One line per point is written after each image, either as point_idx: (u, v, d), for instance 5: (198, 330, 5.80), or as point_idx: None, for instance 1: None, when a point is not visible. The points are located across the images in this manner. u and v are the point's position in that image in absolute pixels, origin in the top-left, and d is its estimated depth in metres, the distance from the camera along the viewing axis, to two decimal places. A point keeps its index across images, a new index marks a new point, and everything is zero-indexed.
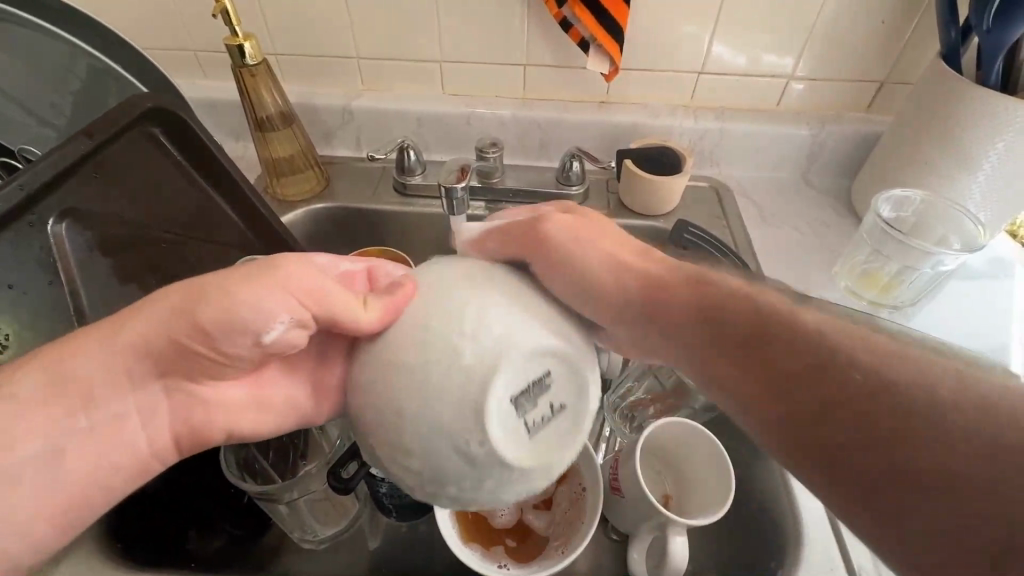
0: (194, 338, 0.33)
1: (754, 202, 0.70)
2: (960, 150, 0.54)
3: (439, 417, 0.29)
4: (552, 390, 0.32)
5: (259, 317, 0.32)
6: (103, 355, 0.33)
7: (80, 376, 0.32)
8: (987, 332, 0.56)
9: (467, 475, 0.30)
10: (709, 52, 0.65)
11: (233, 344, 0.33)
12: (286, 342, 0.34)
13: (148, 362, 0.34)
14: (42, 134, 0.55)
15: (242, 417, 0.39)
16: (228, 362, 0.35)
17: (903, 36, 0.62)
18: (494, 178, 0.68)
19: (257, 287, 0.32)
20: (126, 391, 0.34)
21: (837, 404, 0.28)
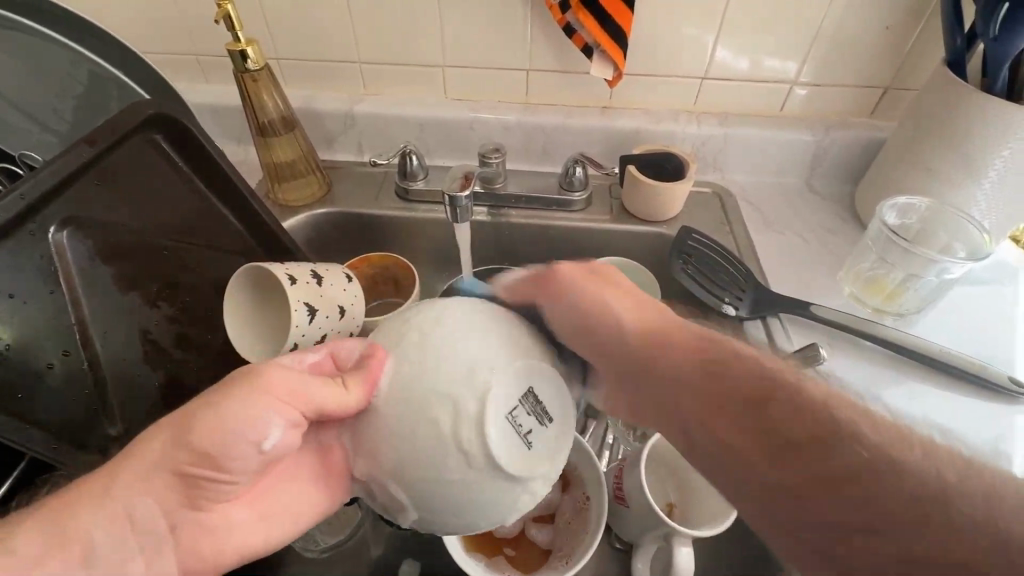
0: (195, 463, 0.32)
1: (757, 208, 0.70)
2: (965, 158, 0.54)
3: (479, 345, 0.32)
4: (544, 432, 0.33)
5: (255, 428, 0.32)
6: (103, 503, 0.31)
7: (82, 527, 0.30)
8: (991, 339, 0.56)
9: (448, 393, 0.30)
10: (712, 56, 0.65)
11: (232, 459, 0.33)
12: (285, 445, 0.34)
13: (155, 498, 0.32)
14: (43, 141, 0.55)
15: (253, 533, 0.37)
16: (230, 481, 0.34)
17: (907, 41, 0.62)
18: (497, 184, 0.68)
19: (243, 406, 0.33)
20: (133, 530, 0.32)
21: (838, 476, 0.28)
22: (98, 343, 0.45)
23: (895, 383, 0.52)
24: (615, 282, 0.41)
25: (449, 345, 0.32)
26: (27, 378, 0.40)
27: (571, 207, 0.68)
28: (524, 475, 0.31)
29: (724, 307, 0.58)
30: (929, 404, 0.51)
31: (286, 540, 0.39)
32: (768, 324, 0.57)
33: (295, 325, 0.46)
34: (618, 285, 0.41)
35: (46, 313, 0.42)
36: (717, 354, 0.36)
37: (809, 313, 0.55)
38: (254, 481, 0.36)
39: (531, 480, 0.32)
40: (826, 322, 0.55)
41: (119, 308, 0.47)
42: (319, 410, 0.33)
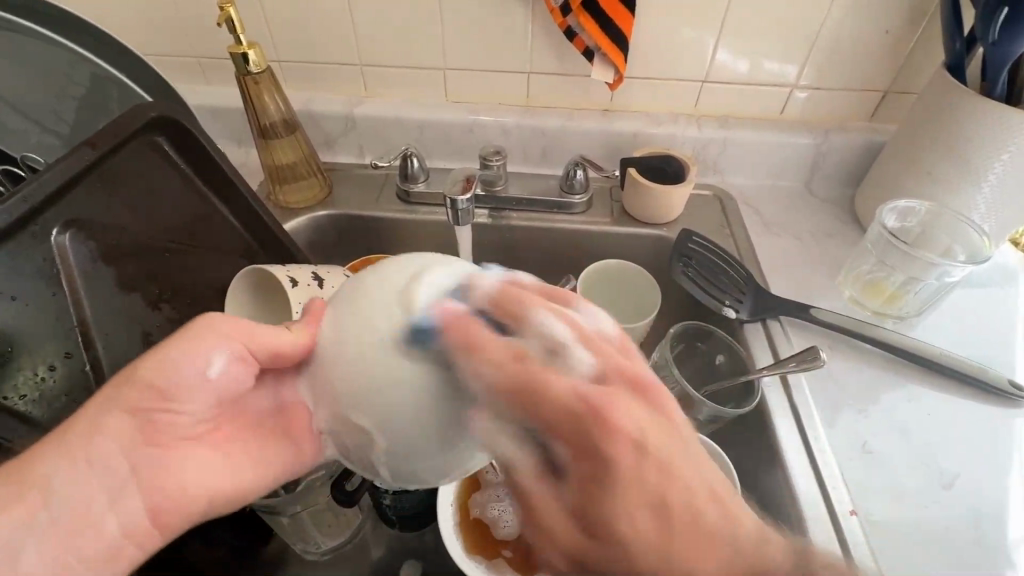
0: (142, 397, 0.35)
1: (757, 211, 0.70)
2: (965, 161, 0.54)
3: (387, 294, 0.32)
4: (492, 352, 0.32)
5: (197, 360, 0.37)
6: (60, 446, 0.33)
7: (42, 468, 0.32)
8: (990, 342, 0.56)
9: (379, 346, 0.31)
10: (712, 59, 0.65)
11: (182, 390, 0.36)
12: (229, 376, 0.38)
13: (113, 440, 0.34)
14: (46, 143, 0.56)
15: (216, 473, 0.38)
16: (183, 413, 0.36)
17: (907, 45, 0.62)
18: (498, 186, 0.68)
19: (187, 341, 0.37)
20: (91, 474, 0.33)
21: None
22: (100, 347, 0.44)
23: (896, 386, 0.53)
24: (548, 382, 0.29)
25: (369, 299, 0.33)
26: (27, 379, 0.40)
27: (571, 210, 0.68)
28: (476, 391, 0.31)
29: (724, 308, 0.58)
30: (929, 406, 0.51)
31: (255, 489, 0.40)
32: (768, 326, 0.57)
33: None
34: (545, 387, 0.29)
35: (47, 314, 0.42)
36: (656, 524, 0.29)
37: (809, 315, 0.55)
38: (210, 422, 0.39)
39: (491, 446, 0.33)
40: (825, 324, 0.55)
41: (121, 310, 0.46)
42: (264, 348, 0.37)
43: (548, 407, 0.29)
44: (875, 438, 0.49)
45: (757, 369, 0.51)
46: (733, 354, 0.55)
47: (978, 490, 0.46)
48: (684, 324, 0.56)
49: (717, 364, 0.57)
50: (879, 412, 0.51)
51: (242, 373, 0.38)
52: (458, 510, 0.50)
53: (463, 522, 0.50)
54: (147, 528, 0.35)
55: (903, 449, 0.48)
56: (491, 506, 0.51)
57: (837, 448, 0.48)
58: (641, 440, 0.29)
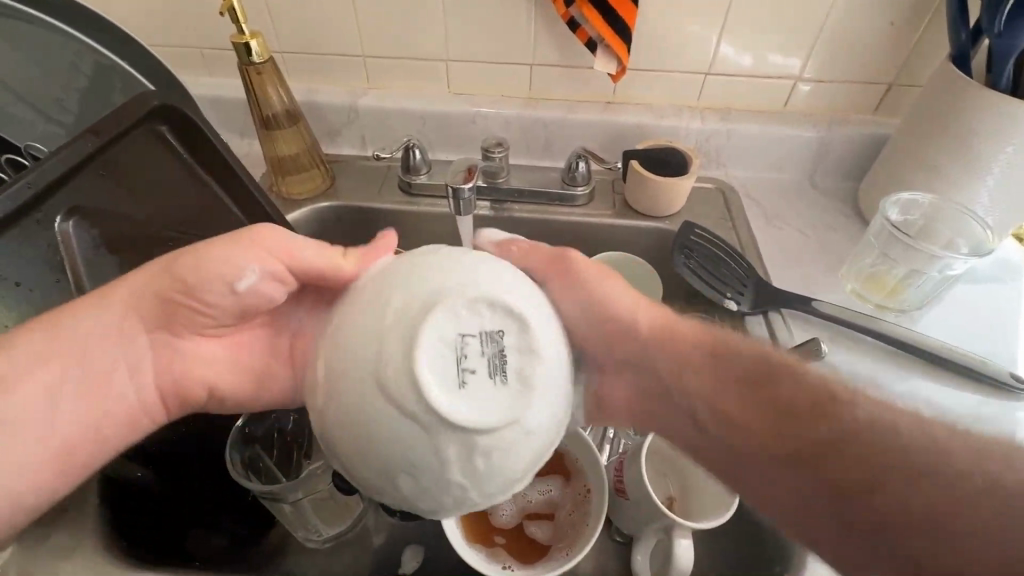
0: (176, 290, 0.37)
1: (760, 205, 0.70)
2: (967, 154, 0.54)
3: (414, 291, 0.31)
4: (488, 383, 0.30)
5: (235, 268, 0.37)
6: (95, 317, 0.36)
7: (81, 328, 0.35)
8: (992, 336, 0.56)
9: (378, 343, 0.30)
10: (716, 52, 0.65)
11: (207, 296, 0.38)
12: (258, 292, 0.38)
13: (139, 317, 0.38)
14: (48, 132, 0.56)
15: (220, 369, 0.42)
16: (208, 314, 0.39)
17: (912, 37, 0.62)
18: (500, 178, 0.68)
19: (239, 243, 0.37)
20: (118, 345, 0.37)
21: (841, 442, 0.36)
22: None
23: (898, 380, 0.52)
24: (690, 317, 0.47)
25: (390, 292, 0.31)
26: None
27: (573, 202, 0.68)
28: (458, 425, 0.29)
29: (726, 302, 0.57)
30: (931, 400, 0.51)
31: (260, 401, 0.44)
32: (770, 319, 0.57)
33: None
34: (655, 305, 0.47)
35: (48, 303, 0.42)
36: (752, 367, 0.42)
37: (811, 308, 0.55)
38: (228, 324, 0.41)
39: (464, 480, 0.30)
40: (827, 317, 0.55)
41: None
42: (306, 272, 0.38)
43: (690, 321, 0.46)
44: None
45: None
46: None
47: None
48: None
49: None
50: None
51: (270, 291, 0.39)
52: None
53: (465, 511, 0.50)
54: (155, 402, 0.40)
55: None
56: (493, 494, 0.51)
57: None
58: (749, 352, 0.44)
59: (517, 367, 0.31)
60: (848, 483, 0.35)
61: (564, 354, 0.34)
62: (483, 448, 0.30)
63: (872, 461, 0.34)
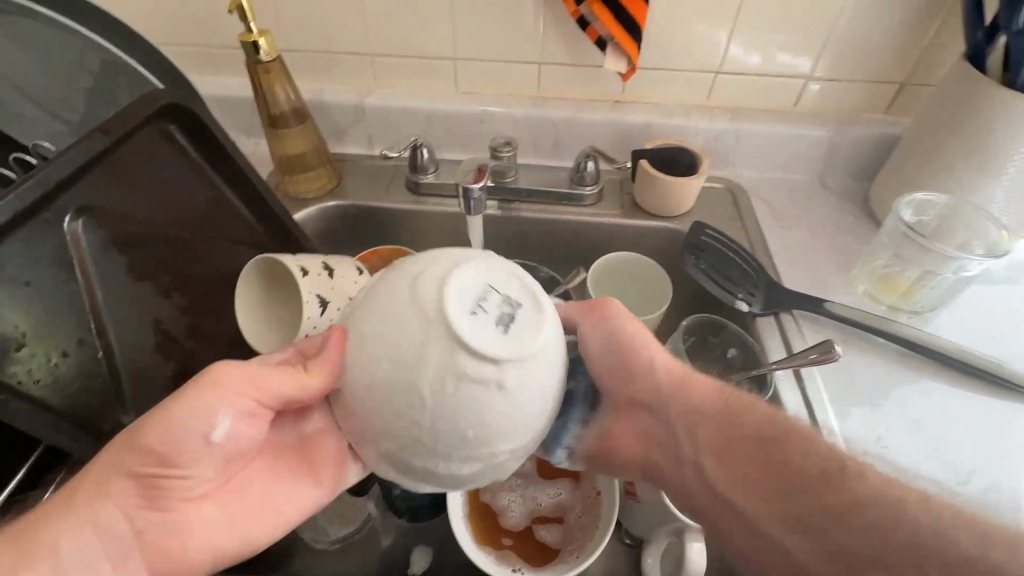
0: (144, 464, 0.34)
1: (769, 205, 0.69)
2: (984, 154, 0.53)
3: (455, 255, 0.34)
4: (499, 331, 0.30)
5: (200, 422, 0.35)
6: (64, 515, 0.33)
7: (51, 538, 0.32)
8: (1007, 338, 0.56)
9: (413, 280, 0.32)
10: (726, 50, 0.64)
11: (185, 457, 0.35)
12: (234, 435, 0.36)
13: (115, 504, 0.34)
14: (54, 130, 0.56)
15: (221, 528, 0.38)
16: (186, 477, 0.36)
17: (925, 36, 0.61)
18: (508, 177, 0.67)
19: (194, 396, 0.35)
20: (95, 536, 0.33)
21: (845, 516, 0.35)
22: (113, 332, 0.45)
23: (910, 381, 0.52)
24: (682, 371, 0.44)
25: (432, 253, 0.34)
26: (41, 364, 0.40)
27: (581, 202, 0.67)
28: (462, 345, 0.29)
29: (737, 303, 0.57)
30: (944, 402, 0.51)
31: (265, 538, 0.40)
32: (781, 320, 0.56)
33: (308, 317, 0.46)
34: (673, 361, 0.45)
35: (57, 304, 0.42)
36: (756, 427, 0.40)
37: (823, 309, 0.55)
38: (216, 478, 0.38)
39: (444, 413, 0.30)
40: (839, 318, 0.55)
41: (132, 300, 0.46)
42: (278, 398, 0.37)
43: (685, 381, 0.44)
44: (890, 434, 0.48)
45: (771, 364, 0.51)
46: (747, 350, 0.54)
47: (995, 486, 0.45)
48: (696, 318, 0.56)
49: (728, 357, 0.56)
50: (893, 407, 0.50)
51: (247, 430, 0.37)
52: (469, 501, 0.50)
53: (474, 512, 0.49)
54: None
55: (918, 445, 0.48)
56: (501, 495, 0.51)
57: (852, 443, 0.47)
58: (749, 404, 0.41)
59: (520, 330, 0.31)
60: (854, 559, 0.34)
61: (558, 355, 0.33)
62: (474, 379, 0.29)
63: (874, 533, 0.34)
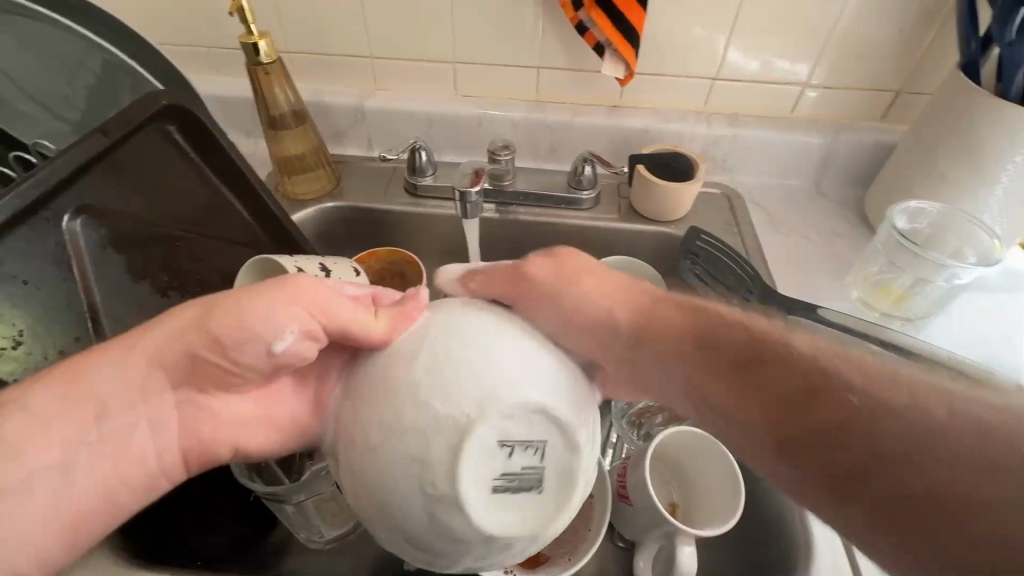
0: (203, 345, 0.34)
1: (766, 211, 0.70)
2: (979, 162, 0.54)
3: (546, 449, 0.31)
4: (477, 514, 0.30)
5: (267, 329, 0.33)
6: (119, 369, 0.34)
7: (100, 386, 0.33)
8: (1000, 346, 0.56)
9: (454, 427, 0.29)
10: (724, 57, 0.65)
11: (240, 355, 0.34)
12: (295, 353, 0.34)
13: (164, 372, 0.35)
14: (55, 128, 0.56)
15: (247, 428, 0.38)
16: (236, 373, 0.35)
17: (921, 46, 0.62)
18: (506, 181, 0.68)
19: (270, 296, 0.34)
20: (138, 400, 0.35)
21: (835, 430, 0.32)
22: (109, 331, 0.44)
23: None
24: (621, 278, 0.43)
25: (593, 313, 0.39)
26: (38, 364, 0.40)
27: (579, 206, 0.68)
28: (442, 494, 0.29)
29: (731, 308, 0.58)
30: None
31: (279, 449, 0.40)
32: None
33: None
34: (631, 283, 0.43)
35: (57, 301, 0.42)
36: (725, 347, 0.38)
37: (816, 315, 0.55)
38: (258, 382, 0.37)
39: (403, 507, 0.30)
40: (832, 325, 0.55)
41: (130, 299, 0.47)
42: (342, 326, 0.34)
43: (628, 284, 0.43)
44: None
45: None
46: None
47: None
48: None
49: None
50: None
51: (306, 349, 0.34)
52: None
53: None
54: (176, 458, 0.37)
55: None
56: None
57: None
58: (669, 304, 0.42)
59: (494, 518, 0.30)
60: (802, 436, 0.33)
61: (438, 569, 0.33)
62: (428, 509, 0.30)
63: (869, 464, 0.30)
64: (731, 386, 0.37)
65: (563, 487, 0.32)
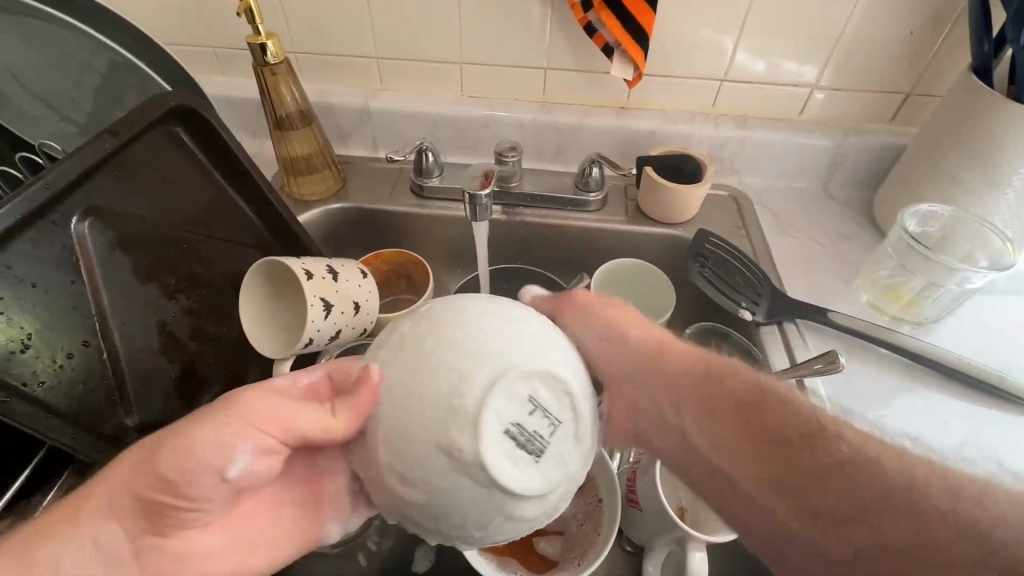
0: (155, 488, 0.31)
1: (773, 213, 0.69)
2: (992, 165, 0.53)
3: (559, 430, 0.32)
4: (487, 449, 0.29)
5: (218, 454, 0.32)
6: (70, 526, 0.31)
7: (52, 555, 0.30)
8: (1008, 350, 0.56)
9: (500, 364, 0.30)
10: (732, 58, 0.64)
11: (194, 487, 0.32)
12: (250, 472, 0.33)
13: (120, 525, 0.32)
14: (63, 130, 0.57)
15: (222, 559, 0.36)
16: (195, 508, 0.33)
17: (931, 48, 0.61)
18: (513, 182, 0.68)
19: (217, 422, 0.32)
20: (93, 561, 0.31)
21: (829, 475, 0.34)
22: (116, 334, 0.45)
23: (911, 392, 0.52)
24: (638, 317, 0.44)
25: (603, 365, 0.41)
26: (47, 367, 0.40)
27: (586, 208, 0.67)
28: (470, 411, 0.29)
29: (740, 311, 0.57)
30: (945, 411, 0.51)
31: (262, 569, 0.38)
32: (785, 328, 0.56)
33: (311, 320, 0.46)
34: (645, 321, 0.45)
35: (63, 303, 0.42)
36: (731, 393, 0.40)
37: (826, 319, 0.55)
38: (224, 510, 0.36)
39: (429, 414, 0.30)
40: (841, 328, 0.55)
41: (137, 302, 0.46)
42: (298, 433, 0.34)
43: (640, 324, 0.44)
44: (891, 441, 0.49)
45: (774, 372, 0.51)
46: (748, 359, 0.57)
47: None
48: (699, 326, 0.61)
49: None
50: (892, 415, 0.50)
51: (264, 467, 0.34)
52: None
53: None
54: None
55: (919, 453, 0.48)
56: None
57: None
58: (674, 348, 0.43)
59: (496, 466, 0.29)
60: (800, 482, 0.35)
61: (420, 523, 0.32)
62: (450, 423, 0.29)
63: (864, 511, 0.33)
64: (732, 425, 0.39)
65: (555, 471, 0.31)
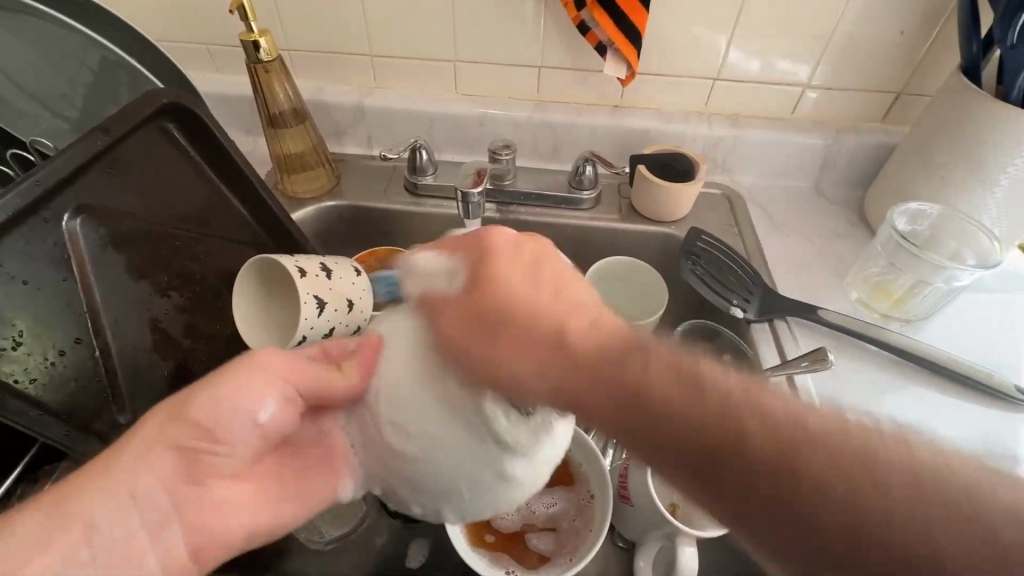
0: (190, 435, 0.34)
1: (766, 212, 0.70)
2: (980, 164, 0.54)
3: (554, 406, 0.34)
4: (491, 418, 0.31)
5: (248, 402, 0.36)
6: (107, 480, 0.32)
7: (87, 506, 0.31)
8: (996, 347, 0.56)
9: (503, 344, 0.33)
10: (725, 57, 0.65)
11: (225, 432, 0.35)
12: (277, 420, 0.37)
13: (159, 476, 0.34)
14: (54, 126, 0.56)
15: (245, 512, 0.38)
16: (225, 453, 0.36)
17: (922, 48, 0.62)
18: (507, 180, 0.68)
19: (240, 378, 0.36)
20: (132, 509, 0.33)
21: (786, 455, 0.27)
22: (108, 332, 0.45)
23: (899, 387, 0.53)
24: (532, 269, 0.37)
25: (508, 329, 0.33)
26: (38, 365, 0.40)
27: (579, 206, 0.68)
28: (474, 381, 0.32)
29: (731, 308, 0.58)
30: (932, 407, 0.51)
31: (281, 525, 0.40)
32: (775, 325, 0.57)
33: (305, 317, 0.46)
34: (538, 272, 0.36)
35: (56, 301, 0.42)
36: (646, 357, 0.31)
37: (816, 316, 0.56)
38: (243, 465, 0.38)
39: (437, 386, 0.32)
40: (830, 325, 0.55)
41: (129, 299, 0.46)
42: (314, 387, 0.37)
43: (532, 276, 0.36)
44: None
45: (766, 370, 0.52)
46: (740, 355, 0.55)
47: None
48: (691, 323, 0.59)
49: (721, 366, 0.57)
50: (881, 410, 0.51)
51: (290, 414, 0.38)
52: None
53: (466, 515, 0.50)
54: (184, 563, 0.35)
55: None
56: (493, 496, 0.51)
57: None
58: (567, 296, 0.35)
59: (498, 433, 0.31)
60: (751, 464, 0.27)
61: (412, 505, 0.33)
62: (456, 393, 0.32)
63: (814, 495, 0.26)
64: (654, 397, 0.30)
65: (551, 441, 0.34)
